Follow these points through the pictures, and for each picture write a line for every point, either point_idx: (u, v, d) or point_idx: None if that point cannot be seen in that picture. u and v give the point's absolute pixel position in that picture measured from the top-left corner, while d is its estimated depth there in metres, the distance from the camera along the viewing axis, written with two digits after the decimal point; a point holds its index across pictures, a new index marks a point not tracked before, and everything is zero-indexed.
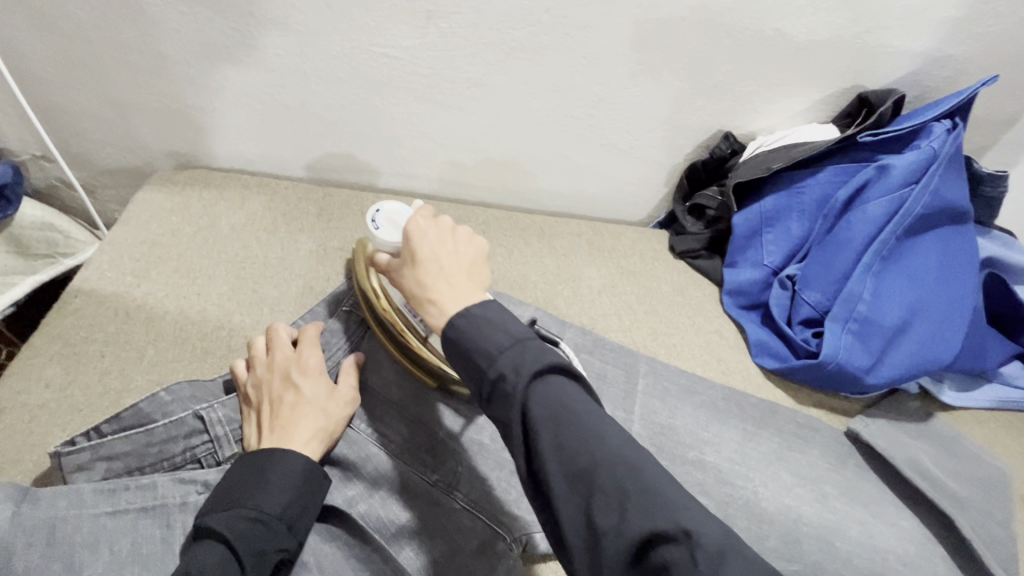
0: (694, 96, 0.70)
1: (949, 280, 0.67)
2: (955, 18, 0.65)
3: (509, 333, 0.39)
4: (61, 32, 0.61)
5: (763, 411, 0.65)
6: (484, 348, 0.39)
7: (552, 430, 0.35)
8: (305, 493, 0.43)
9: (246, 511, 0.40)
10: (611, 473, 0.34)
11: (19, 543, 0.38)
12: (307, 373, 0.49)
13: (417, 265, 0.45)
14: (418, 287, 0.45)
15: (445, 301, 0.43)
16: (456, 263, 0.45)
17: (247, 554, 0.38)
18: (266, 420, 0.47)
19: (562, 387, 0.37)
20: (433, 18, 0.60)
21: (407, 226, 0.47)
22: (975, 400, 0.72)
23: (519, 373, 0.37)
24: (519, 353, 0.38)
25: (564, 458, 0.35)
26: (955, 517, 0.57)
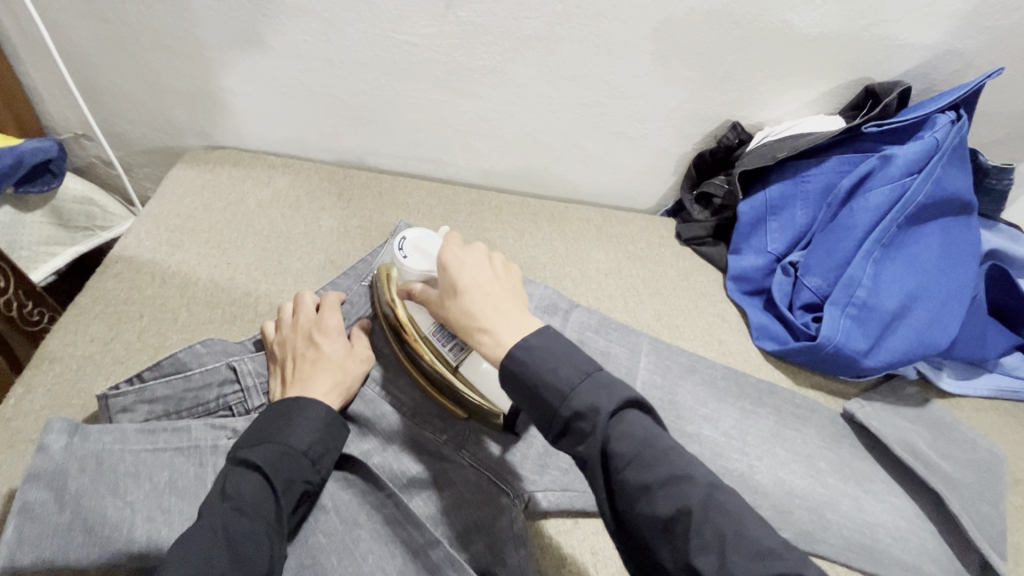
0: (703, 86, 0.72)
1: (948, 267, 0.68)
2: (961, 13, 0.66)
3: (580, 368, 0.41)
4: (107, 18, 0.66)
5: (762, 390, 0.67)
6: (554, 386, 0.40)
7: (638, 468, 0.37)
8: (329, 435, 0.47)
9: (277, 444, 0.44)
10: (703, 514, 0.35)
11: (73, 469, 0.42)
12: (327, 333, 0.54)
13: (459, 295, 0.46)
14: (465, 316, 0.45)
15: (497, 329, 0.44)
16: (498, 288, 0.46)
17: (279, 481, 0.42)
18: (289, 372, 0.51)
19: (640, 424, 0.39)
20: (452, 7, 0.63)
21: (443, 257, 0.48)
22: (974, 388, 0.73)
23: (596, 411, 0.39)
24: (593, 388, 0.39)
25: (656, 498, 0.36)
26: (944, 494, 0.58)
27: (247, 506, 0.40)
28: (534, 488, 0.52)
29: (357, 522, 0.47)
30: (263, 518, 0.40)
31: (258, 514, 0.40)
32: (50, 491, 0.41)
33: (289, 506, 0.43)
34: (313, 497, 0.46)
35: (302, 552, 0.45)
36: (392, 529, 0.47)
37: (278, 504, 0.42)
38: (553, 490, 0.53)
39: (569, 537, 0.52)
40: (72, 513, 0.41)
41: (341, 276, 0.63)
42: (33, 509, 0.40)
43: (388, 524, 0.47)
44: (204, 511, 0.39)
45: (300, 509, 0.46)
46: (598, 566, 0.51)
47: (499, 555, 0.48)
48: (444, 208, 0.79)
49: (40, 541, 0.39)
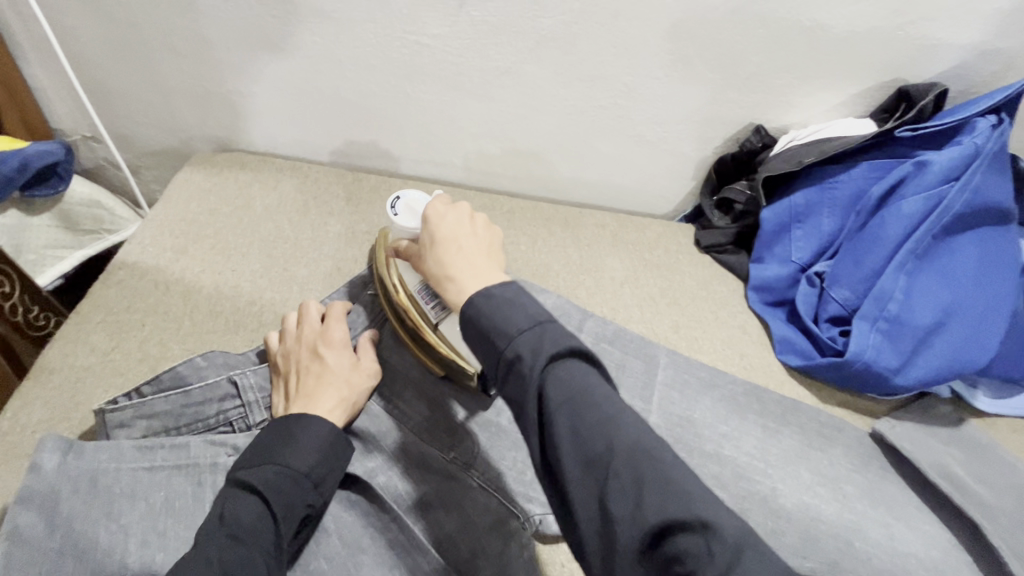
0: (725, 88, 0.69)
1: (988, 280, 0.64)
2: (1005, 10, 0.62)
3: (529, 314, 0.39)
4: (113, 18, 0.64)
5: (785, 407, 0.64)
6: (500, 329, 0.39)
7: (569, 412, 0.35)
8: (332, 455, 0.45)
9: (277, 466, 0.42)
10: (627, 459, 0.34)
11: (65, 489, 0.41)
12: (332, 346, 0.52)
13: (435, 245, 0.47)
14: (436, 265, 0.46)
15: (464, 276, 0.44)
16: (474, 242, 0.47)
17: (278, 506, 0.41)
18: (294, 389, 0.49)
19: (580, 372, 0.37)
20: (464, 6, 0.61)
21: (426, 211, 0.49)
22: (1010, 407, 0.69)
23: (538, 354, 0.37)
24: (538, 335, 0.38)
25: (584, 441, 0.35)
26: (982, 523, 0.55)
27: (245, 533, 0.38)
28: (546, 510, 0.50)
29: (360, 546, 0.45)
30: (263, 548, 0.38)
31: (258, 544, 0.38)
32: (41, 514, 0.40)
33: (289, 532, 0.41)
34: (315, 520, 0.45)
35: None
36: (396, 554, 0.45)
37: (278, 530, 0.40)
38: None
39: None
40: (63, 537, 0.39)
41: (347, 283, 0.61)
42: (21, 531, 0.38)
43: (393, 548, 0.45)
44: (202, 540, 0.37)
45: (302, 533, 0.44)
46: None
47: None
48: None
49: (28, 568, 0.37)
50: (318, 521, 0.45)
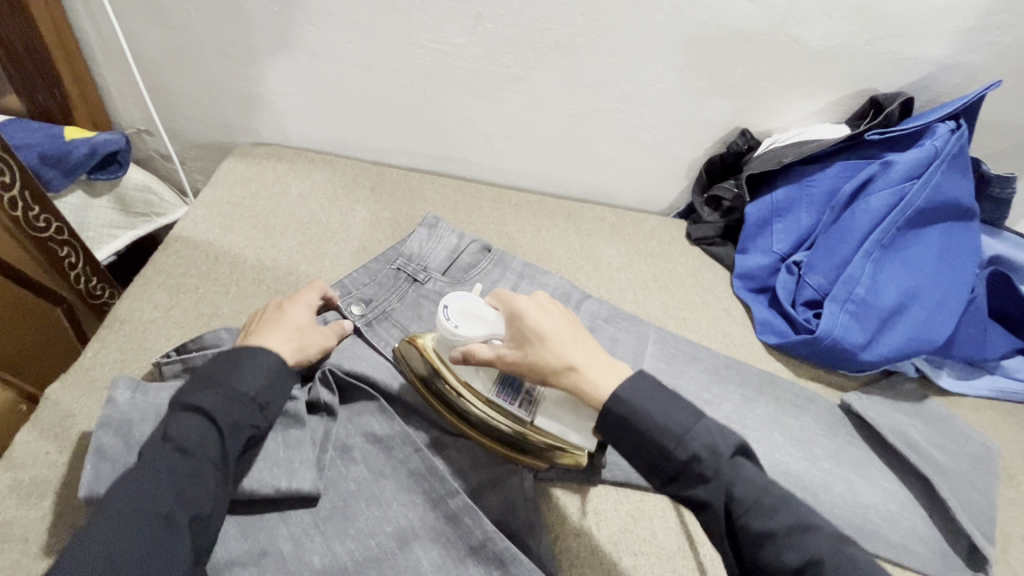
0: (713, 94, 0.77)
1: (947, 268, 0.71)
2: (960, 29, 0.70)
3: (687, 414, 0.46)
4: (175, 26, 0.74)
5: (762, 379, 0.71)
6: (667, 432, 0.45)
7: (764, 518, 0.42)
8: (276, 382, 0.49)
9: (223, 390, 0.46)
10: (831, 560, 0.40)
11: (137, 417, 0.49)
12: (296, 304, 0.57)
13: (546, 340, 0.51)
14: (559, 359, 0.50)
15: (590, 368, 0.50)
16: (571, 330, 0.53)
17: (224, 423, 0.45)
18: (252, 329, 0.54)
19: (750, 470, 0.44)
20: (482, 19, 0.70)
21: (516, 307, 0.52)
22: (974, 389, 0.75)
23: (715, 455, 0.44)
24: (707, 434, 0.45)
25: (781, 544, 0.41)
26: (935, 480, 0.61)
27: (191, 448, 0.43)
28: None
29: (383, 473, 0.53)
30: (207, 458, 0.43)
31: (201, 454, 0.43)
32: (119, 436, 0.48)
33: (235, 448, 0.45)
34: (261, 441, 0.49)
35: (335, 496, 0.51)
36: (415, 481, 0.53)
37: (224, 445, 0.45)
38: None
39: (574, 499, 0.57)
40: (136, 453, 0.47)
41: (373, 260, 0.69)
42: (105, 448, 0.47)
43: (411, 476, 0.53)
44: (150, 454, 0.42)
45: (250, 451, 0.48)
46: (600, 526, 0.55)
47: (511, 509, 0.53)
48: (467, 204, 0.85)
49: (112, 477, 0.46)
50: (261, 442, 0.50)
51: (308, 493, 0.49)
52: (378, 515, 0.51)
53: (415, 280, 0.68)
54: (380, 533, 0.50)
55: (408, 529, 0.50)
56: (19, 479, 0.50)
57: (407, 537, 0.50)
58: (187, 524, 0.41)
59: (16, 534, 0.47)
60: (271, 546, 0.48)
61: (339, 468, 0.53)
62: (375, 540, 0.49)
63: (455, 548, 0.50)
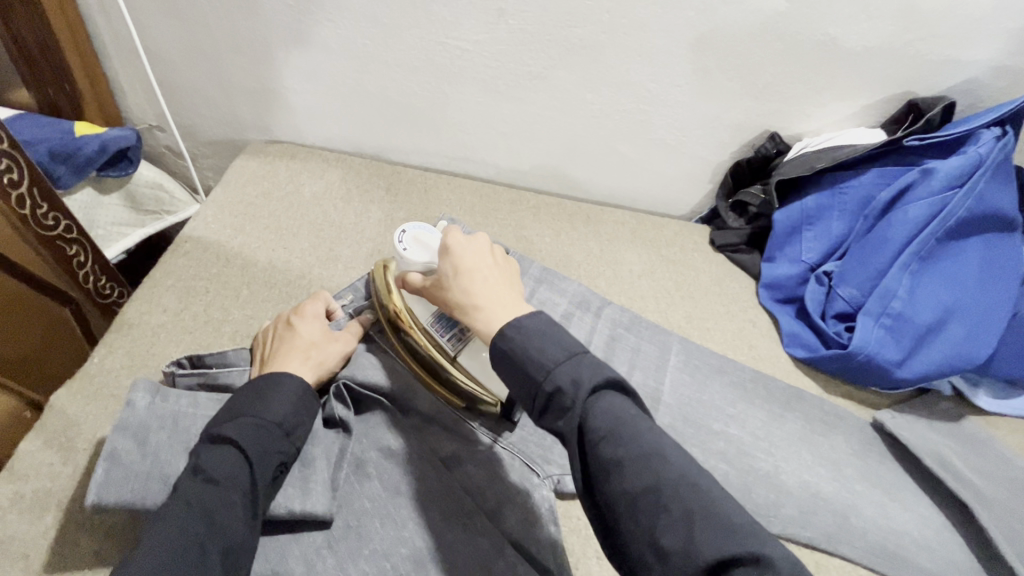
0: (743, 96, 0.74)
1: (989, 283, 0.68)
2: (1010, 30, 0.66)
3: (563, 347, 0.42)
4: (187, 19, 0.72)
5: (790, 395, 0.68)
6: (537, 359, 0.42)
7: (614, 447, 0.38)
8: (301, 408, 0.49)
9: (249, 419, 0.45)
10: (673, 492, 0.36)
11: (154, 425, 0.47)
12: (304, 319, 0.56)
13: (459, 275, 0.49)
14: (463, 294, 0.48)
15: (491, 306, 0.46)
16: (495, 271, 0.49)
17: (253, 451, 0.43)
18: (267, 353, 0.54)
19: (618, 403, 0.40)
20: (503, 14, 0.67)
21: (446, 241, 0.50)
22: (1014, 409, 0.72)
23: (578, 388, 0.40)
24: (574, 366, 0.41)
25: (628, 474, 0.37)
26: (974, 507, 0.58)
27: (221, 478, 0.41)
28: (563, 472, 0.55)
29: (399, 490, 0.51)
30: (237, 488, 0.41)
31: (231, 484, 0.41)
32: (135, 441, 0.46)
33: (264, 476, 0.44)
34: (288, 469, 0.47)
35: (348, 515, 0.49)
36: (432, 500, 0.51)
37: (253, 474, 0.43)
38: None
39: None
40: (152, 462, 0.45)
41: None
42: (119, 455, 0.45)
43: (429, 495, 0.51)
44: (180, 488, 0.41)
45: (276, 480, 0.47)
46: None
47: (530, 530, 0.51)
48: (483, 206, 0.83)
49: (124, 483, 0.44)
50: (290, 470, 0.48)
51: (322, 513, 0.47)
52: (394, 536, 0.48)
53: None
54: (395, 555, 0.48)
55: (425, 550, 0.48)
56: (23, 491, 0.48)
57: (423, 559, 0.48)
58: (219, 556, 0.39)
59: (19, 550, 0.45)
60: (283, 567, 0.46)
61: (354, 484, 0.51)
62: (391, 562, 0.47)
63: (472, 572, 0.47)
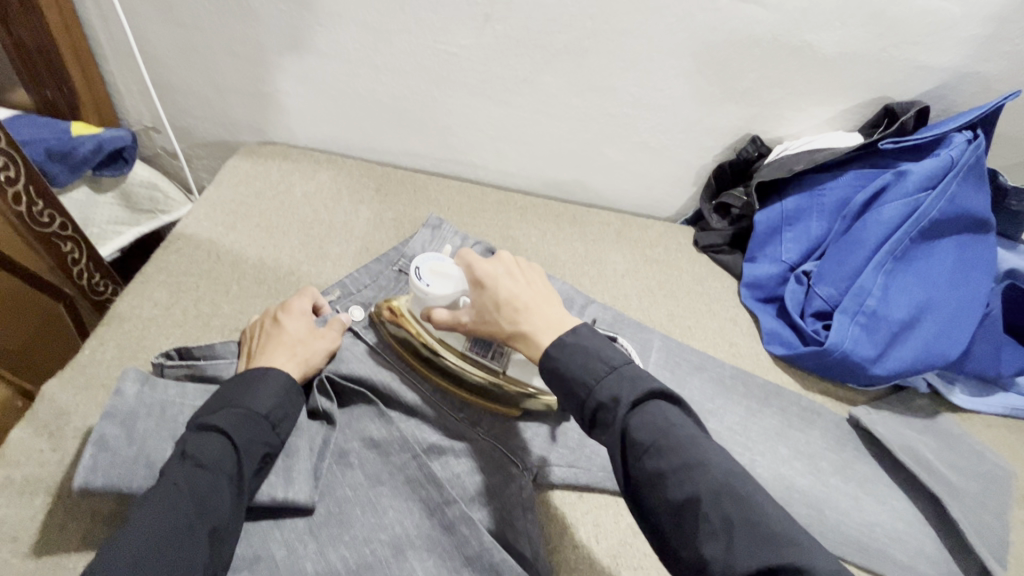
0: (724, 100, 0.76)
1: (962, 282, 0.70)
2: (979, 37, 0.68)
3: (607, 362, 0.44)
4: (183, 24, 0.74)
5: (768, 391, 0.69)
6: (582, 379, 0.43)
7: (656, 457, 0.39)
8: (288, 401, 0.50)
9: (238, 409, 0.47)
10: (715, 502, 0.36)
11: (141, 412, 0.49)
12: (291, 315, 0.58)
13: (501, 306, 0.50)
14: (512, 326, 0.49)
15: (540, 333, 0.48)
16: (532, 296, 0.51)
17: (240, 439, 0.45)
18: (253, 349, 0.55)
19: (662, 413, 0.41)
20: (490, 20, 0.69)
21: (477, 272, 0.52)
22: (987, 405, 0.73)
23: (619, 402, 0.41)
24: (617, 381, 0.42)
25: (670, 484, 0.38)
26: (945, 500, 0.60)
27: (209, 462, 0.43)
28: (542, 463, 0.56)
29: (380, 479, 0.53)
30: (225, 473, 0.43)
31: (219, 469, 0.43)
32: (122, 428, 0.48)
33: (250, 464, 0.45)
34: (273, 461, 0.49)
35: (330, 502, 0.51)
36: (412, 488, 0.52)
37: (240, 461, 0.44)
38: (560, 466, 0.56)
39: (573, 509, 0.56)
40: (139, 447, 0.47)
41: (374, 261, 0.68)
42: (107, 440, 0.46)
43: (408, 483, 0.52)
44: (169, 471, 0.42)
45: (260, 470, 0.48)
46: (599, 537, 0.54)
47: (509, 518, 0.52)
48: (471, 207, 0.84)
49: (111, 469, 0.45)
50: (274, 463, 0.49)
51: (303, 501, 0.48)
52: (375, 522, 0.50)
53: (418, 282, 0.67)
54: (375, 540, 0.49)
55: (404, 537, 0.50)
56: (12, 477, 0.49)
57: (403, 545, 0.49)
58: (206, 534, 0.40)
59: (7, 533, 0.46)
60: (265, 551, 0.47)
61: (336, 473, 0.52)
62: (370, 547, 0.48)
63: (451, 558, 0.49)
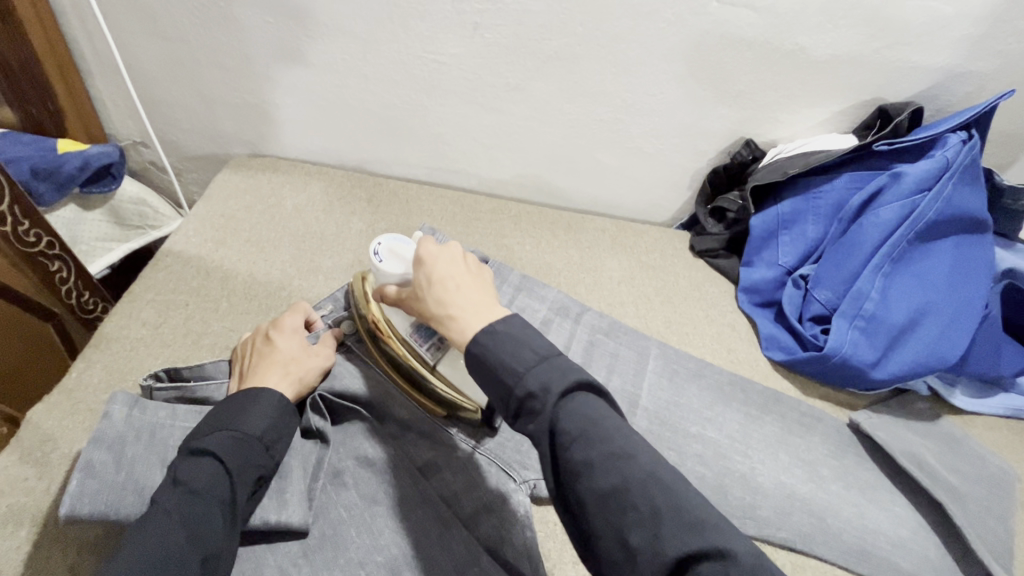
0: (717, 104, 0.75)
1: (961, 284, 0.69)
2: (973, 36, 0.68)
3: (535, 349, 0.41)
4: (169, 38, 0.73)
5: (767, 397, 0.69)
6: (509, 365, 0.41)
7: (585, 447, 0.37)
8: (282, 422, 0.49)
9: (231, 431, 0.46)
10: (641, 490, 0.36)
11: (130, 437, 0.48)
12: (283, 332, 0.56)
13: (432, 284, 0.47)
14: (437, 304, 0.46)
15: (465, 315, 0.45)
16: (469, 278, 0.48)
17: (233, 464, 0.44)
18: (245, 369, 0.54)
19: (589, 403, 0.39)
20: (478, 28, 0.68)
21: (420, 252, 0.49)
22: (988, 407, 0.73)
23: (548, 391, 0.39)
24: (547, 369, 0.40)
25: (598, 473, 0.36)
26: (947, 504, 0.59)
27: (200, 489, 0.41)
28: (539, 477, 0.56)
29: (375, 499, 0.52)
30: (217, 500, 0.42)
31: (211, 496, 0.42)
32: (110, 453, 0.47)
33: (243, 489, 0.44)
34: (268, 483, 0.48)
35: (324, 523, 0.50)
36: (407, 508, 0.51)
37: (233, 486, 0.43)
38: None
39: None
40: (127, 473, 0.46)
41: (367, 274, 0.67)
42: (95, 467, 0.46)
43: (404, 502, 0.52)
44: (159, 499, 0.41)
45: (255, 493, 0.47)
46: None
47: (507, 537, 0.51)
48: (464, 216, 0.84)
49: (99, 496, 0.45)
50: (270, 484, 0.48)
51: (298, 524, 0.47)
52: (370, 544, 0.49)
53: None
54: (370, 563, 0.48)
55: (399, 558, 0.49)
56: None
57: (399, 567, 0.48)
58: (199, 564, 0.39)
59: None
60: None
61: (330, 494, 0.52)
62: (365, 570, 0.48)
63: None
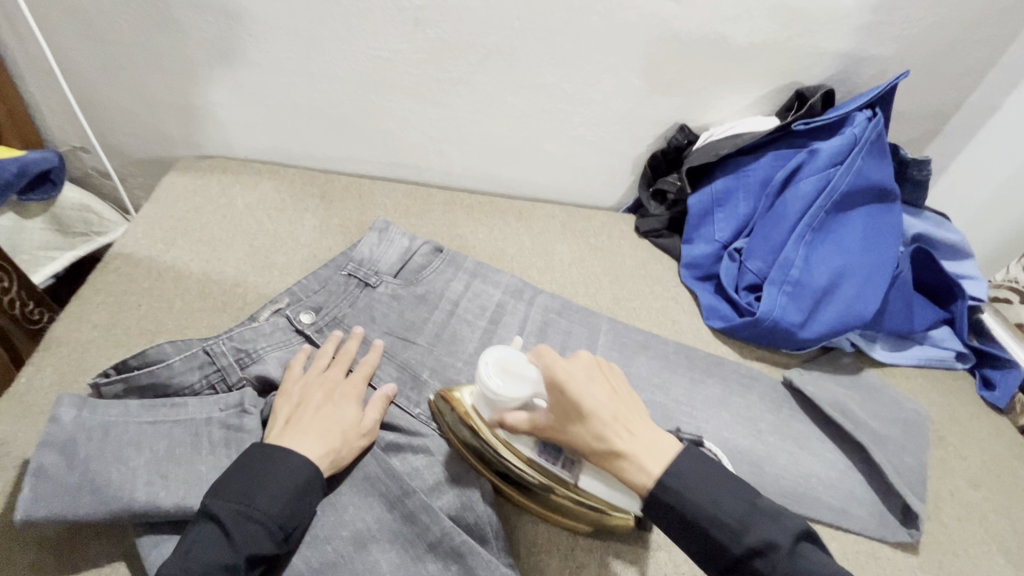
0: (650, 92, 0.80)
1: (873, 248, 0.76)
2: (870, 22, 0.75)
3: (746, 500, 0.45)
4: (106, 42, 0.72)
5: (709, 362, 0.74)
6: (715, 520, 0.44)
7: None
8: (303, 507, 0.49)
9: (252, 514, 0.46)
10: None
11: (82, 437, 0.49)
12: (345, 399, 0.57)
13: (586, 419, 0.48)
14: (601, 441, 0.48)
15: (638, 452, 0.47)
16: (617, 402, 0.49)
17: (244, 553, 0.44)
18: (298, 419, 0.54)
19: (816, 555, 0.43)
20: (420, 24, 0.71)
21: (556, 373, 0.48)
22: (903, 358, 0.80)
23: (776, 548, 0.43)
24: (766, 525, 0.44)
25: None
26: (868, 445, 0.66)
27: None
28: None
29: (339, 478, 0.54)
30: None
31: None
32: (63, 455, 0.47)
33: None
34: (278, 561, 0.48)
35: None
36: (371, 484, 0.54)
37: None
38: None
39: None
40: (81, 473, 0.47)
41: (322, 267, 0.69)
42: (47, 469, 0.46)
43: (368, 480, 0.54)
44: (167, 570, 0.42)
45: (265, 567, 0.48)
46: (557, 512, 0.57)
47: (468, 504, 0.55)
48: (417, 207, 0.86)
49: (54, 498, 0.46)
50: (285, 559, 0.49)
51: None
52: (335, 520, 0.51)
53: (367, 285, 0.68)
54: (336, 537, 0.50)
55: (365, 530, 0.51)
56: None
57: (365, 540, 0.51)
58: None
59: None
60: None
61: None
62: (332, 544, 0.50)
63: (413, 546, 0.51)
